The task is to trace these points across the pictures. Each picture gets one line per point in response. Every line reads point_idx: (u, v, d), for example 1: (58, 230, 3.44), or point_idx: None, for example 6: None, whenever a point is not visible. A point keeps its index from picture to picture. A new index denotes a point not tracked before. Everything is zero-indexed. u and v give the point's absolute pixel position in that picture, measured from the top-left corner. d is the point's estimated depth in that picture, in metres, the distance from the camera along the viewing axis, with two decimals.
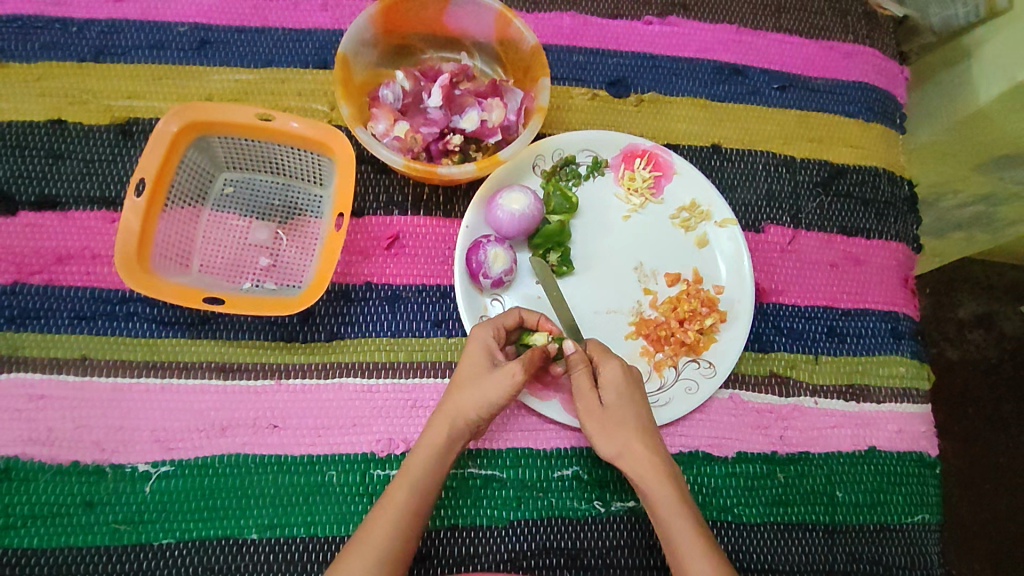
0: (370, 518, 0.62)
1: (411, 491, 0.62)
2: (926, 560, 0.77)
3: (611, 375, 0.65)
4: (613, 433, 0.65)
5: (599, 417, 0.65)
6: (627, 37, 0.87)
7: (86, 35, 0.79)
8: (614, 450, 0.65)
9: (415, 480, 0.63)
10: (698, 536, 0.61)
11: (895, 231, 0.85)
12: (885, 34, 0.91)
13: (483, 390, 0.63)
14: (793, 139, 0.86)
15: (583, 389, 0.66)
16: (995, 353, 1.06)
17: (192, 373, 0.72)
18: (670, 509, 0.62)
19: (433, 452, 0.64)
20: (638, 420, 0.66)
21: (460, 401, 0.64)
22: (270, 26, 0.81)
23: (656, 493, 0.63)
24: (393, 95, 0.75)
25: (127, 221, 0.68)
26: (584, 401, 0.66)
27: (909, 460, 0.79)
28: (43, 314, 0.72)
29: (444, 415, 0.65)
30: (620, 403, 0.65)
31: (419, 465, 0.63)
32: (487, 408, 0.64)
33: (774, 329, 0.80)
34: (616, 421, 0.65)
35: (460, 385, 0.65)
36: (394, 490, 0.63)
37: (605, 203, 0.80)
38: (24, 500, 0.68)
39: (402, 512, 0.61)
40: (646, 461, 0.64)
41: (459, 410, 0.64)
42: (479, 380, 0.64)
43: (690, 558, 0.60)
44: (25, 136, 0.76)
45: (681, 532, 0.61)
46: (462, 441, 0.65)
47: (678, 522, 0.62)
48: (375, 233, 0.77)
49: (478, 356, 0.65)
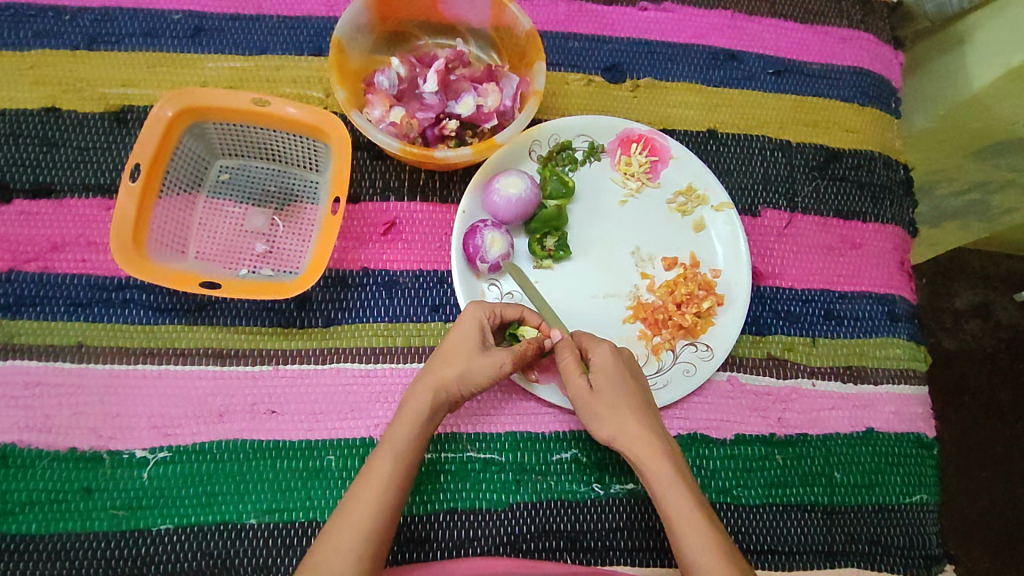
0: (354, 491, 0.61)
1: (396, 466, 0.61)
2: (925, 540, 0.77)
3: (598, 361, 0.66)
4: (605, 416, 0.65)
5: (591, 401, 0.65)
6: (622, 23, 0.87)
7: (79, 23, 0.79)
8: (609, 431, 0.65)
9: (397, 449, 0.62)
10: (693, 509, 0.61)
11: (891, 214, 0.86)
12: (879, 19, 0.91)
13: (468, 368, 0.64)
14: (789, 123, 0.86)
15: (572, 374, 0.65)
16: (991, 341, 1.07)
17: (189, 359, 0.71)
18: (665, 486, 0.62)
19: (416, 421, 0.63)
20: (629, 400, 0.65)
21: (445, 374, 0.64)
22: (264, 14, 0.81)
23: (651, 471, 0.63)
24: (389, 81, 0.75)
25: (122, 207, 0.68)
26: (574, 387, 0.65)
27: (906, 441, 0.79)
28: (39, 301, 0.72)
29: (425, 385, 0.64)
30: (609, 386, 0.65)
31: (401, 436, 0.63)
32: (470, 386, 0.65)
33: (772, 312, 0.80)
34: (608, 403, 0.65)
35: (448, 357, 0.65)
36: (378, 461, 0.62)
37: (602, 188, 0.80)
38: (21, 486, 0.67)
39: (388, 483, 0.61)
40: (641, 438, 0.64)
41: (442, 383, 0.64)
42: (467, 357, 0.65)
43: (689, 531, 0.60)
44: (18, 124, 0.76)
45: (677, 506, 0.61)
46: (440, 414, 0.65)
47: (673, 497, 0.61)
48: (372, 219, 0.77)
49: (469, 334, 0.65)
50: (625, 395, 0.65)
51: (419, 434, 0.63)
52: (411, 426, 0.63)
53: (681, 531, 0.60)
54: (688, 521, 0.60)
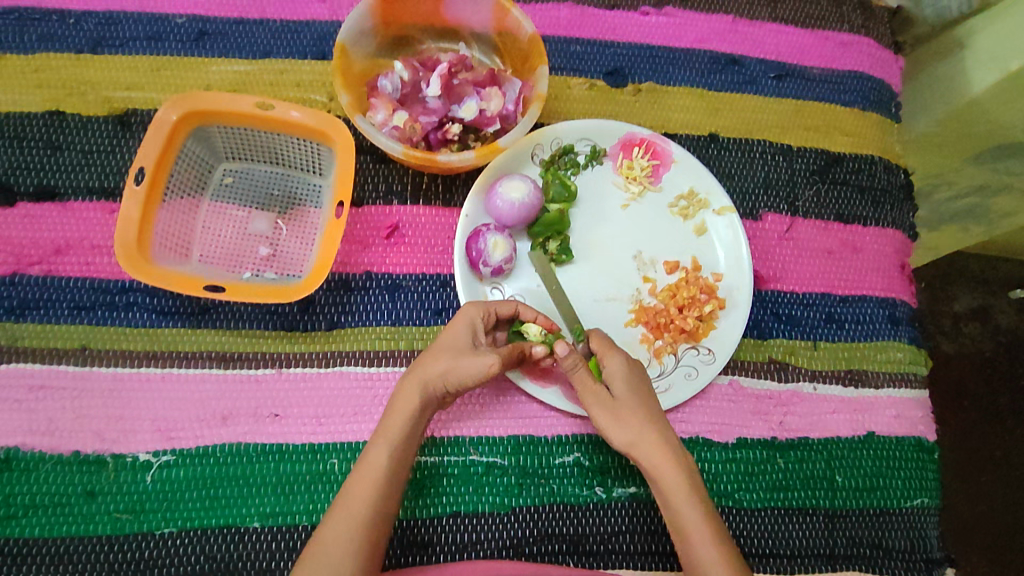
0: (351, 482, 0.61)
1: (394, 456, 0.62)
2: (925, 543, 0.77)
3: (615, 368, 0.66)
4: (624, 423, 0.65)
5: (610, 408, 0.65)
6: (625, 27, 0.87)
7: (84, 26, 0.79)
8: (627, 438, 0.65)
9: (392, 440, 0.62)
10: (708, 522, 0.61)
11: (892, 218, 0.86)
12: (879, 24, 0.92)
13: (454, 363, 0.63)
14: (790, 127, 0.87)
15: (588, 384, 0.65)
16: (991, 345, 1.07)
17: (192, 362, 0.72)
18: (682, 497, 0.62)
19: (406, 414, 0.63)
20: (647, 408, 0.66)
21: (431, 368, 0.64)
22: (267, 18, 0.81)
23: (669, 481, 0.63)
24: (393, 86, 0.75)
25: (127, 210, 0.68)
26: (593, 395, 0.65)
27: (907, 445, 0.79)
28: (42, 305, 0.72)
29: (413, 378, 0.64)
30: (629, 394, 0.66)
31: (395, 427, 0.63)
32: (453, 381, 0.64)
33: (773, 316, 0.81)
34: (629, 411, 0.65)
35: (436, 353, 0.65)
36: (374, 452, 0.62)
37: (604, 192, 0.81)
38: (25, 490, 0.67)
39: (383, 475, 0.61)
40: (659, 447, 0.64)
41: (430, 377, 0.64)
42: (455, 352, 0.64)
43: (703, 545, 0.60)
44: (22, 127, 0.76)
45: (692, 517, 0.62)
46: (429, 408, 0.65)
47: (688, 509, 0.62)
48: (375, 222, 0.77)
49: (460, 332, 0.65)
50: (641, 404, 0.66)
51: (411, 427, 0.63)
52: (402, 420, 0.63)
53: (696, 543, 0.61)
54: (704, 534, 0.61)
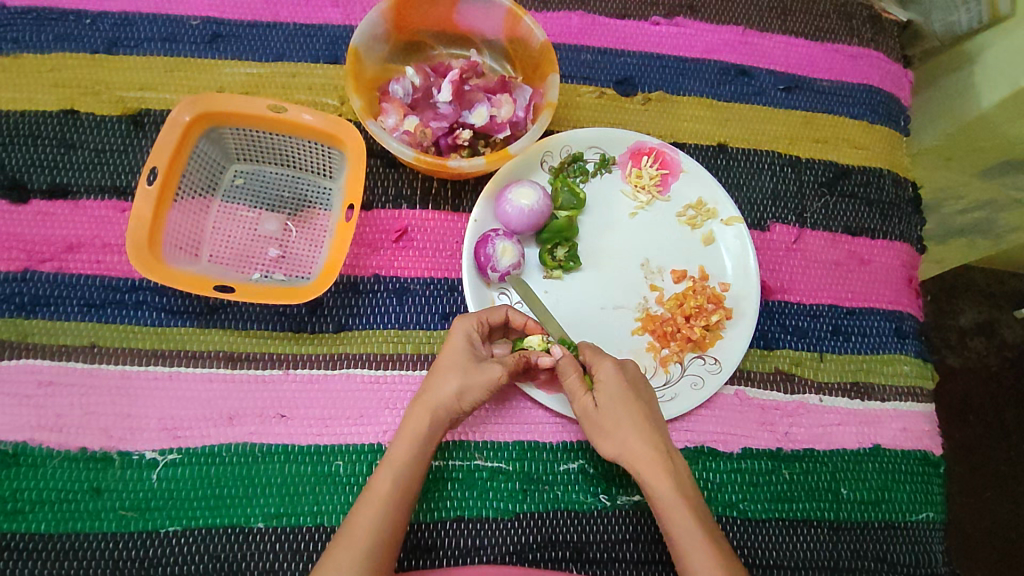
0: (357, 507, 0.61)
1: (397, 482, 0.61)
2: (930, 557, 0.77)
3: (606, 377, 0.65)
4: (613, 434, 0.65)
5: (598, 416, 0.65)
6: (635, 37, 0.88)
7: (99, 27, 0.80)
8: (614, 444, 0.64)
9: (397, 464, 0.62)
10: (696, 526, 0.61)
11: (899, 231, 0.86)
12: (889, 37, 0.92)
13: (465, 382, 0.64)
14: (798, 138, 0.87)
15: (577, 390, 0.65)
16: (996, 360, 1.07)
17: (201, 362, 0.72)
18: (670, 501, 0.62)
19: (418, 440, 0.63)
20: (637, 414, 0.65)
21: (441, 392, 0.64)
22: (281, 21, 0.82)
23: (656, 486, 0.63)
24: (404, 90, 0.76)
25: (138, 209, 0.68)
26: (581, 403, 0.65)
27: (912, 459, 0.79)
28: (53, 301, 0.72)
29: (425, 404, 0.64)
30: (618, 401, 0.65)
31: (400, 454, 0.63)
32: (468, 400, 0.64)
33: (780, 327, 0.81)
34: (616, 417, 0.65)
35: (440, 375, 0.64)
36: (377, 478, 0.62)
37: (612, 201, 0.81)
38: (32, 485, 0.68)
39: (389, 496, 0.61)
40: (645, 451, 0.64)
41: (439, 400, 0.64)
42: (461, 370, 0.64)
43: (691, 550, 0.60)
44: (36, 125, 0.77)
45: (679, 519, 0.61)
46: (442, 430, 0.65)
47: (675, 513, 0.61)
48: (385, 226, 0.77)
49: (458, 349, 0.65)
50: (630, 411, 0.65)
51: (422, 451, 0.63)
52: (412, 445, 0.63)
53: (682, 544, 0.61)
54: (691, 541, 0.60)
